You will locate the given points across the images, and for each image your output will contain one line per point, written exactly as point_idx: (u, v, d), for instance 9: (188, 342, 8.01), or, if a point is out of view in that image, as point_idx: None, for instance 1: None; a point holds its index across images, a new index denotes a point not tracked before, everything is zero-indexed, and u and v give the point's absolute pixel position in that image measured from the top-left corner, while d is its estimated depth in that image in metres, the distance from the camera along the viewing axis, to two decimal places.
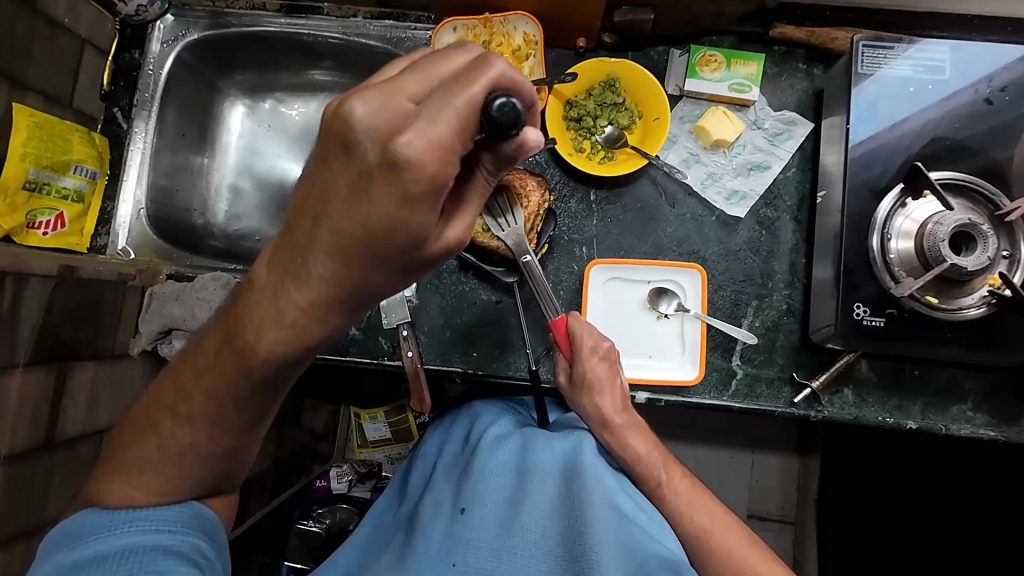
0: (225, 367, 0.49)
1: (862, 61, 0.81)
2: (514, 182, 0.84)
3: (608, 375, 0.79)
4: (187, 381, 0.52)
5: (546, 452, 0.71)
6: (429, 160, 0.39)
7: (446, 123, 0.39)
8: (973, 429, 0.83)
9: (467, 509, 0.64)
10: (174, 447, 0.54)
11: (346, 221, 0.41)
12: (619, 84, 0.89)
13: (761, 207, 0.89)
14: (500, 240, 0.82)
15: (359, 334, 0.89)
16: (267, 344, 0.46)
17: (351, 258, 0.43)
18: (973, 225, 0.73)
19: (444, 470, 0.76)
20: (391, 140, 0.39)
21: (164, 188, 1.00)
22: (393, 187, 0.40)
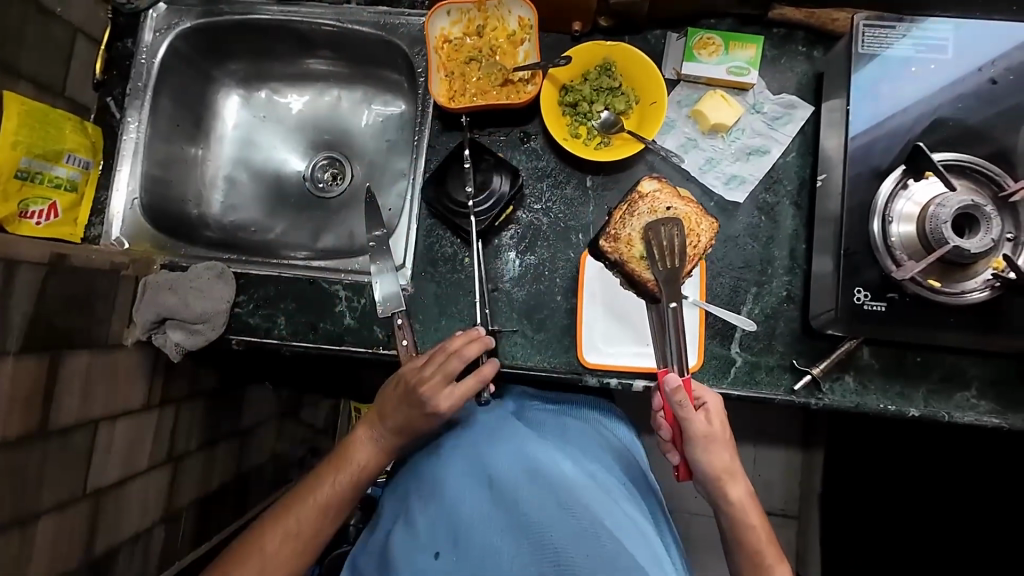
0: (326, 487, 0.77)
1: (863, 41, 0.79)
2: (687, 220, 0.82)
3: (727, 425, 0.76)
4: (296, 506, 0.76)
5: (515, 467, 0.68)
6: (452, 406, 0.73)
7: (459, 393, 0.73)
8: (976, 417, 0.82)
9: (442, 550, 0.62)
10: (269, 562, 0.73)
11: (402, 412, 0.75)
12: (616, 68, 0.88)
13: (760, 192, 0.88)
14: (653, 276, 0.80)
15: (354, 323, 0.89)
16: (360, 460, 0.78)
17: (408, 431, 0.76)
18: (977, 206, 0.70)
19: (416, 491, 0.72)
20: (437, 399, 0.72)
21: (157, 177, 0.99)
22: (432, 417, 0.74)
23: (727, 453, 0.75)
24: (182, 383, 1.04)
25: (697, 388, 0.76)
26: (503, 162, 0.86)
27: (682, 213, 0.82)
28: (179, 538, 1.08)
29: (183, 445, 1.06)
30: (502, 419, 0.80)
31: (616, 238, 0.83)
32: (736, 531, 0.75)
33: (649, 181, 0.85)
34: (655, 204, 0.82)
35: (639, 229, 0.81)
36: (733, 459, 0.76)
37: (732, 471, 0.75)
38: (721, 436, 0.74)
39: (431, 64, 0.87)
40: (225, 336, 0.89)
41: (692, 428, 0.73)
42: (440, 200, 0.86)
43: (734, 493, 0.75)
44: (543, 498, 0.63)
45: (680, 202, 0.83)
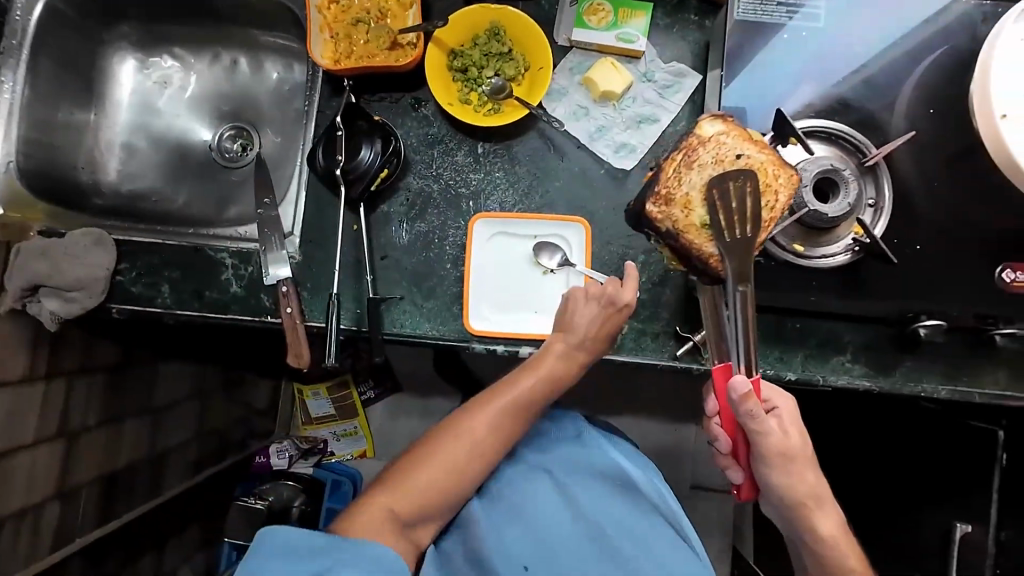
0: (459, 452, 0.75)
1: (741, 6, 0.80)
2: (762, 173, 0.67)
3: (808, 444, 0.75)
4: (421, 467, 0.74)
5: (591, 500, 0.82)
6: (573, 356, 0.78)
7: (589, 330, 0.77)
8: (850, 381, 0.80)
9: (530, 565, 0.78)
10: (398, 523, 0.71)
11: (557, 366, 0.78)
12: (504, 32, 0.87)
13: (649, 160, 0.88)
14: (718, 247, 0.66)
15: (241, 292, 0.87)
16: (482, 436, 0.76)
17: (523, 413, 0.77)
18: (835, 171, 0.72)
19: (513, 506, 0.81)
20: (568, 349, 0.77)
21: (40, 141, 0.96)
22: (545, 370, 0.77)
23: (812, 476, 0.75)
24: (72, 357, 1.02)
25: (770, 394, 0.73)
26: (376, 127, 0.83)
27: (758, 163, 0.68)
28: (79, 514, 1.07)
29: (78, 421, 1.05)
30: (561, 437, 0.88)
31: (667, 198, 0.69)
32: (824, 561, 0.78)
33: (713, 123, 0.70)
34: (721, 151, 0.68)
35: (699, 187, 0.68)
36: (820, 483, 0.76)
37: (818, 495, 0.76)
38: (801, 455, 0.73)
39: (312, 25, 0.85)
40: (105, 305, 0.87)
41: (772, 444, 0.71)
42: (314, 164, 0.84)
43: (827, 522, 0.76)
44: (614, 527, 0.80)
45: (753, 148, 0.68)
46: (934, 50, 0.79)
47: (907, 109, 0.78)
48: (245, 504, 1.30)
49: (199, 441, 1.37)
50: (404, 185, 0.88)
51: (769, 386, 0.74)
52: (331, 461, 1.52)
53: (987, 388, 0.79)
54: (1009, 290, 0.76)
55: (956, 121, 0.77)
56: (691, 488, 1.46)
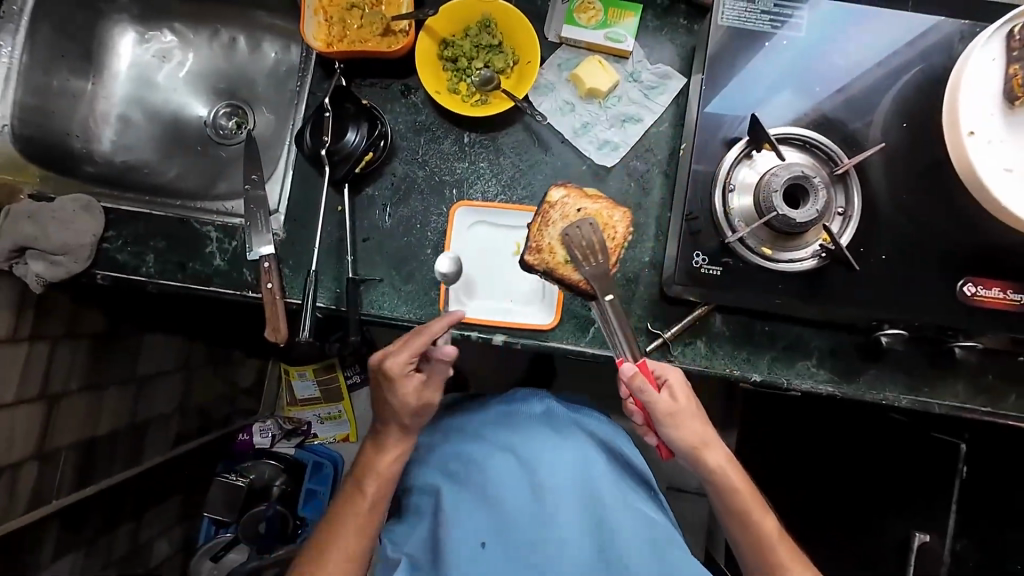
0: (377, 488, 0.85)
1: (726, 13, 0.83)
2: (600, 216, 0.84)
3: (693, 399, 0.80)
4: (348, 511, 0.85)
5: (513, 473, 0.86)
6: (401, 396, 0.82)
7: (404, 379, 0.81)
8: (813, 384, 0.82)
9: (487, 541, 0.82)
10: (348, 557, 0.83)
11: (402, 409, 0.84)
12: (495, 25, 0.88)
13: (631, 158, 0.89)
14: (584, 275, 0.79)
15: (223, 265, 0.89)
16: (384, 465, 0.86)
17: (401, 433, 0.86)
18: (805, 177, 0.75)
19: (454, 482, 0.87)
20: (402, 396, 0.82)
21: (34, 107, 0.98)
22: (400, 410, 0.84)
23: (699, 428, 0.80)
24: (57, 321, 1.04)
25: (653, 367, 0.79)
26: (363, 110, 0.85)
27: (594, 211, 0.84)
28: (56, 477, 1.09)
29: (60, 384, 1.06)
30: (508, 412, 0.93)
31: (538, 248, 0.81)
32: (719, 492, 0.82)
33: (557, 188, 0.85)
34: (566, 210, 0.84)
35: (558, 237, 0.82)
36: (704, 428, 0.80)
37: (704, 441, 0.80)
38: (687, 410, 0.79)
39: (306, 6, 0.86)
40: (90, 271, 0.88)
41: (659, 412, 0.77)
42: (301, 143, 0.85)
43: (714, 460, 0.80)
44: (568, 498, 0.84)
45: (588, 202, 0.85)
46: (912, 66, 0.80)
47: (880, 121, 0.79)
48: (226, 481, 1.39)
49: (181, 415, 1.39)
50: (389, 169, 0.90)
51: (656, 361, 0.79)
52: (314, 442, 1.55)
53: (946, 399, 0.81)
54: (971, 304, 0.78)
55: (928, 136, 0.79)
56: (666, 488, 1.49)
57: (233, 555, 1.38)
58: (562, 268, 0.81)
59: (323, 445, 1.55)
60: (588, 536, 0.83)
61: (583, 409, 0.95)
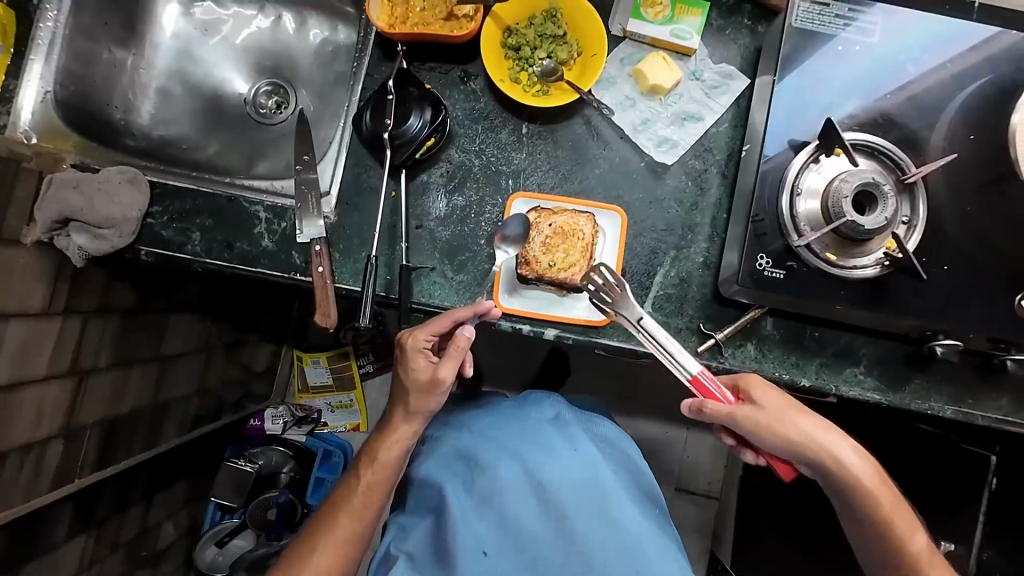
0: (387, 464, 0.83)
1: (798, 14, 0.82)
2: (568, 228, 0.84)
3: (782, 398, 0.77)
4: (359, 485, 0.83)
5: (513, 472, 0.83)
6: (421, 378, 0.79)
7: (424, 359, 0.79)
8: (861, 392, 0.83)
9: (490, 549, 0.79)
10: (355, 527, 0.82)
11: (417, 392, 0.80)
12: (561, 16, 0.87)
13: (689, 158, 0.88)
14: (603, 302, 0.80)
15: (271, 246, 0.87)
16: (393, 442, 0.83)
17: (417, 413, 0.82)
18: (876, 184, 0.75)
19: (458, 483, 0.84)
20: (423, 382, 0.79)
21: (77, 75, 0.96)
22: (417, 392, 0.80)
23: (797, 432, 0.75)
24: (90, 296, 1.01)
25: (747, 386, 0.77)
26: (426, 94, 0.83)
27: (566, 222, 0.84)
28: (79, 456, 1.05)
29: (89, 361, 1.03)
30: (515, 412, 0.92)
31: (528, 263, 0.84)
32: (863, 499, 0.76)
33: (529, 213, 0.86)
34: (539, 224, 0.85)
35: (543, 248, 0.83)
36: (824, 443, 0.75)
37: (830, 451, 0.75)
38: (792, 420, 0.75)
39: None
40: (134, 246, 0.86)
41: (748, 425, 0.75)
42: (361, 125, 0.84)
43: (841, 467, 0.75)
44: (575, 497, 0.81)
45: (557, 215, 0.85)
46: (979, 77, 0.80)
47: (948, 132, 0.79)
48: (234, 467, 1.39)
49: (198, 396, 1.36)
50: (445, 157, 0.88)
51: (749, 376, 0.78)
52: (324, 431, 1.54)
53: (990, 411, 0.82)
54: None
55: (993, 149, 0.79)
56: (675, 489, 1.49)
57: (239, 541, 1.38)
58: (544, 276, 0.83)
59: (334, 433, 1.54)
60: (594, 540, 0.79)
61: (595, 418, 0.94)
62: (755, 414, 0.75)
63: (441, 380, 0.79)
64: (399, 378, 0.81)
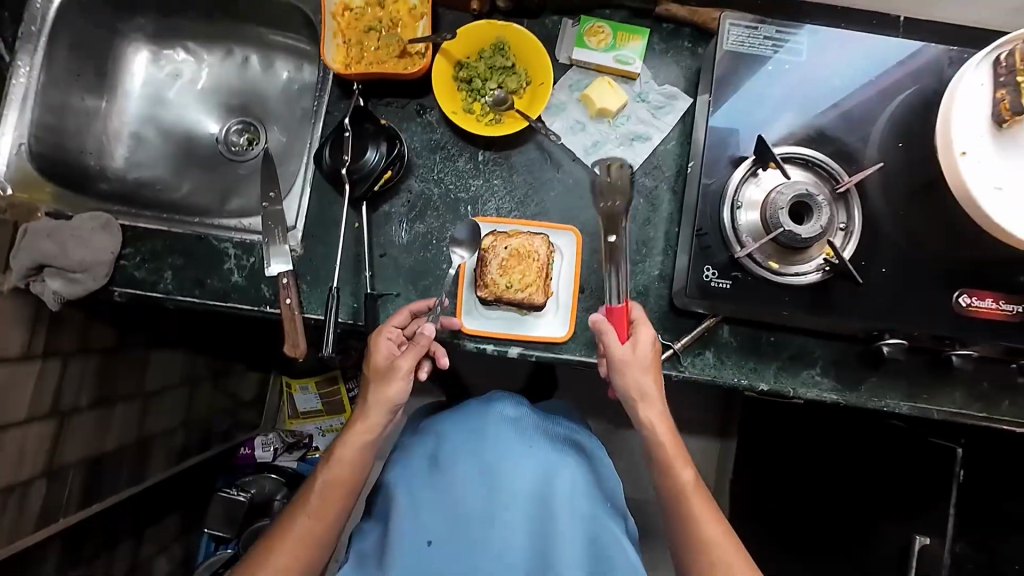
0: (352, 458, 0.82)
1: (729, 38, 0.87)
2: (523, 249, 0.87)
3: (655, 356, 0.80)
4: (320, 483, 0.82)
5: (468, 471, 0.86)
6: (382, 368, 0.81)
7: (387, 349, 0.82)
8: (818, 393, 0.85)
9: (433, 540, 0.83)
10: (313, 525, 0.81)
11: (379, 382, 0.82)
12: (508, 48, 0.91)
13: (640, 176, 0.92)
14: (522, 297, 0.86)
15: (241, 281, 0.90)
16: (356, 438, 0.82)
17: (384, 406, 0.82)
18: (809, 195, 0.79)
19: (416, 485, 0.87)
20: (386, 372, 0.81)
21: (51, 126, 0.99)
22: (380, 382, 0.82)
23: (644, 384, 0.79)
24: (69, 338, 1.04)
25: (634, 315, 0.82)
26: (382, 130, 0.87)
27: (522, 244, 0.87)
28: (64, 495, 1.07)
29: (70, 401, 1.06)
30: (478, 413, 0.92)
31: (486, 285, 0.86)
32: (664, 486, 0.81)
33: (485, 236, 0.89)
34: (495, 247, 0.87)
35: (498, 270, 0.86)
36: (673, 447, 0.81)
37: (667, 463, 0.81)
38: (648, 370, 0.80)
39: (326, 30, 0.88)
40: (108, 288, 0.89)
41: (614, 358, 0.79)
42: (321, 161, 0.87)
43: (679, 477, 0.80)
44: (524, 496, 0.84)
45: (515, 237, 0.88)
46: (905, 89, 0.85)
47: (878, 141, 0.84)
48: (227, 496, 1.34)
49: (184, 429, 1.37)
50: (405, 187, 0.92)
51: (641, 312, 0.82)
52: (313, 456, 1.55)
53: (944, 405, 0.85)
54: (965, 314, 0.82)
55: (922, 155, 0.83)
56: None
57: None
58: (502, 297, 0.86)
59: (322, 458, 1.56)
60: (535, 536, 0.83)
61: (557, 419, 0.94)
62: (620, 346, 0.80)
63: (399, 370, 0.80)
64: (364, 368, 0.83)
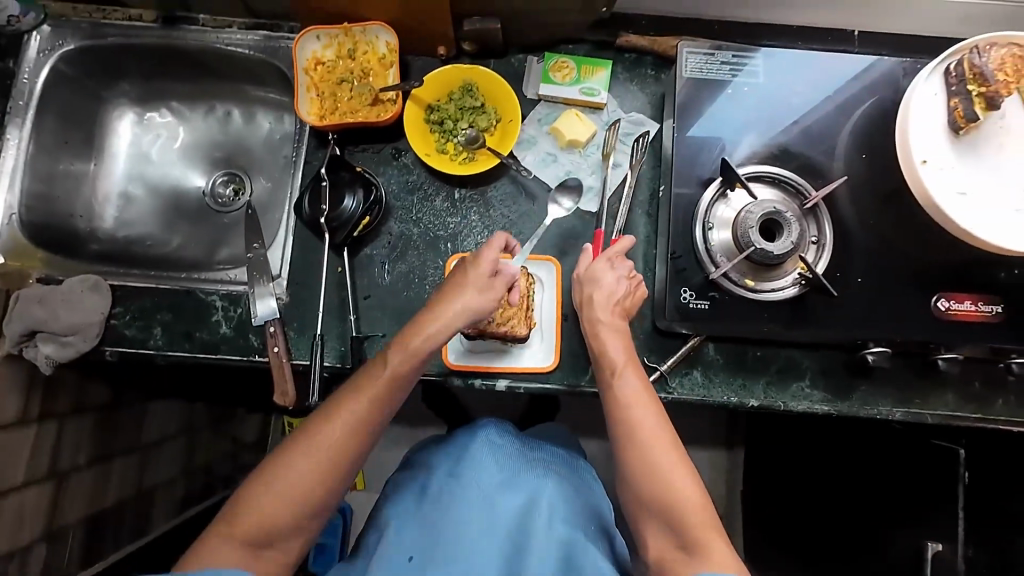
0: (405, 368, 0.75)
1: (687, 66, 0.90)
2: None
3: (626, 276, 0.84)
4: (364, 395, 0.73)
5: (452, 490, 0.86)
6: (473, 284, 0.78)
7: (483, 266, 0.79)
8: (809, 405, 0.85)
9: (414, 557, 0.82)
10: (339, 441, 0.72)
11: (466, 300, 0.77)
12: (477, 88, 0.95)
13: (615, 201, 0.93)
14: (506, 329, 0.85)
15: (230, 332, 0.92)
16: (417, 346, 0.75)
17: (456, 319, 0.77)
18: (778, 213, 0.80)
19: (402, 513, 0.88)
20: (478, 288, 0.78)
21: (41, 193, 1.03)
22: (466, 293, 0.78)
23: (607, 300, 0.83)
24: (65, 398, 1.06)
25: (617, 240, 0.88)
26: (358, 177, 0.90)
27: None
28: (64, 555, 1.07)
29: (68, 461, 1.07)
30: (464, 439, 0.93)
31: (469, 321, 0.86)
32: (629, 443, 0.74)
33: None
34: None
35: None
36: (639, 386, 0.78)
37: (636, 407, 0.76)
38: (616, 288, 0.83)
39: (298, 86, 0.92)
40: (99, 348, 0.91)
41: (581, 269, 0.86)
42: (300, 211, 0.90)
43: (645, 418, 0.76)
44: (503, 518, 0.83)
45: None
46: (864, 102, 0.87)
47: (842, 154, 0.85)
48: None
49: (186, 479, 1.37)
50: (385, 229, 0.94)
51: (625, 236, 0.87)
52: None
53: (937, 408, 0.84)
54: (946, 318, 0.82)
55: (886, 164, 0.85)
56: None
57: None
58: (486, 332, 0.85)
59: None
60: (511, 560, 0.81)
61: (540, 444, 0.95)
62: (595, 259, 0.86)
63: (492, 290, 0.78)
64: (449, 284, 0.80)
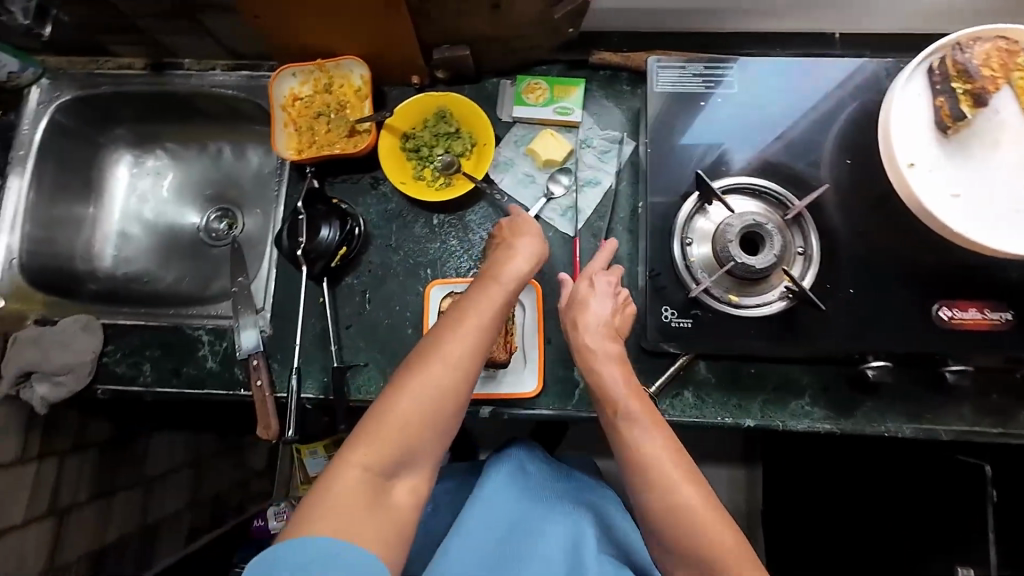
0: (499, 308, 0.69)
1: (659, 80, 0.88)
2: None
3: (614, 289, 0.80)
4: (460, 338, 0.66)
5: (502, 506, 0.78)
6: (535, 238, 0.76)
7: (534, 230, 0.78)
8: (811, 424, 0.80)
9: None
10: (438, 392, 0.63)
11: (528, 250, 0.75)
12: (450, 114, 0.95)
13: (594, 219, 0.91)
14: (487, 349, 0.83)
15: (215, 367, 0.92)
16: (505, 286, 0.70)
17: (532, 263, 0.74)
18: (758, 225, 0.78)
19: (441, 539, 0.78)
20: (537, 242, 0.76)
21: (42, 238, 1.07)
22: (530, 242, 0.76)
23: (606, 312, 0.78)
24: (65, 436, 1.08)
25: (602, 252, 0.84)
26: (334, 209, 0.91)
27: None
28: None
29: (68, 498, 1.09)
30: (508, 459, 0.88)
31: None
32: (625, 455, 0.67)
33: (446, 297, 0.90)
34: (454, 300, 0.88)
35: None
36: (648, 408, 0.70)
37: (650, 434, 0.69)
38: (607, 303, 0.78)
39: (275, 122, 0.95)
40: (91, 387, 0.93)
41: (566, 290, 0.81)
42: (278, 245, 0.91)
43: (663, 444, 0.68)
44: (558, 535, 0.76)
45: None
46: (846, 105, 0.84)
47: (825, 160, 0.82)
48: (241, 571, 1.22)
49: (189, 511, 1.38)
50: (365, 259, 0.94)
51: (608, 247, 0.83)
52: None
53: (952, 424, 0.79)
54: (952, 327, 0.77)
55: (874, 168, 0.81)
56: None
57: None
58: None
59: None
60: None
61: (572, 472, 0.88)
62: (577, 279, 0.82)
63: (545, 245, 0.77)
64: (504, 238, 0.77)
